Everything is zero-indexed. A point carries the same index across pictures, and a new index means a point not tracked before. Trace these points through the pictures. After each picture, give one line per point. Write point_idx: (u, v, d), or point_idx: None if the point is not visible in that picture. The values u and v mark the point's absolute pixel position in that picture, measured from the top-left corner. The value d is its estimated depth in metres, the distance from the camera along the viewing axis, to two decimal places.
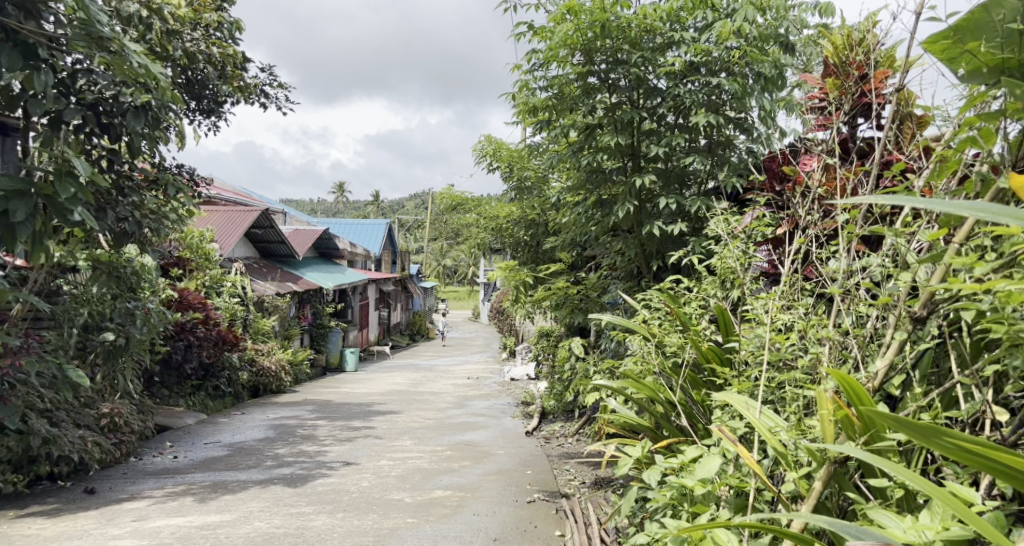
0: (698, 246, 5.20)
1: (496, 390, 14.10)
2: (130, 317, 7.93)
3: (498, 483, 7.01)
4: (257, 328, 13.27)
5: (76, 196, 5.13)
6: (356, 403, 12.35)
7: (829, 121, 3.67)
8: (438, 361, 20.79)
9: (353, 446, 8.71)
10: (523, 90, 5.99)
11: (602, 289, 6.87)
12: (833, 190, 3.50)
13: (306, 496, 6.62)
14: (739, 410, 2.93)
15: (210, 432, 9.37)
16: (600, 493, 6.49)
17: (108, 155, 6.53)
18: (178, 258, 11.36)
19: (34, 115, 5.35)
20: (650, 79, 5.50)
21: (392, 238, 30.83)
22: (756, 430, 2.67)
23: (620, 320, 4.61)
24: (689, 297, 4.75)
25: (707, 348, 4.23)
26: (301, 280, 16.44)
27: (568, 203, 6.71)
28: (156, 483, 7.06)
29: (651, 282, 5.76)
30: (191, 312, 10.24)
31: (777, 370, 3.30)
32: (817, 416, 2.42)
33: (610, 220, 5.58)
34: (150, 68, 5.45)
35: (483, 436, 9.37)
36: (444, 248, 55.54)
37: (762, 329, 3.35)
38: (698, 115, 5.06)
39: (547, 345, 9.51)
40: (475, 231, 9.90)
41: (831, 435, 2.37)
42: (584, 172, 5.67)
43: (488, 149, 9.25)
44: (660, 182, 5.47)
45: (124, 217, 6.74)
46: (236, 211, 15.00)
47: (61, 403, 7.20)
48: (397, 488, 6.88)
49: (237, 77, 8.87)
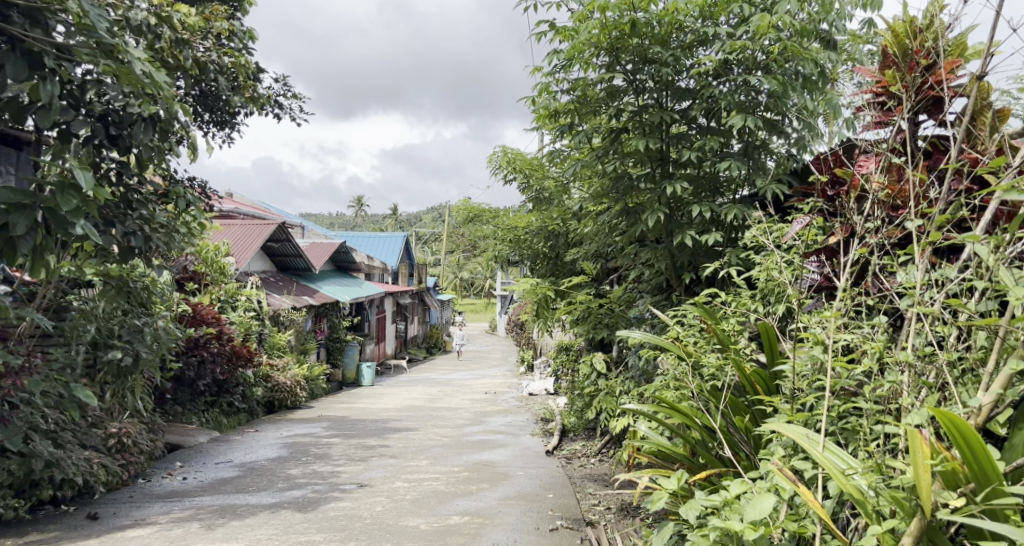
0: (735, 258, 4.85)
1: (515, 405, 13.70)
2: (139, 334, 7.46)
3: (519, 508, 6.64)
4: (273, 343, 12.98)
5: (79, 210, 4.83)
6: (372, 419, 12.01)
7: (890, 118, 3.30)
8: (455, 375, 20.40)
9: (368, 466, 8.39)
10: (544, 91, 5.65)
11: (628, 303, 6.50)
12: (897, 193, 3.17)
13: (317, 523, 6.27)
14: (802, 445, 2.70)
15: (222, 450, 9.05)
16: (628, 520, 6.12)
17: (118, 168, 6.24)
18: (193, 272, 11.16)
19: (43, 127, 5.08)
20: (678, 80, 5.17)
21: (409, 251, 30.66)
22: (832, 472, 2.50)
23: (652, 337, 4.28)
24: (728, 312, 4.41)
25: (752, 371, 3.91)
26: (316, 293, 16.19)
27: (591, 212, 6.38)
28: (163, 508, 6.72)
29: (683, 296, 5.42)
30: (204, 327, 9.94)
31: (837, 398, 3.00)
32: (913, 462, 2.37)
33: (638, 230, 5.25)
34: (156, 76, 5.16)
35: (502, 456, 9.00)
36: (461, 260, 55.20)
37: (820, 351, 3.02)
38: (735, 116, 4.70)
39: (568, 360, 9.14)
40: (493, 243, 9.56)
41: (929, 484, 2.35)
42: (609, 180, 5.35)
43: (504, 160, 8.94)
44: (692, 189, 5.14)
45: (132, 232, 6.30)
46: (251, 225, 14.78)
47: (67, 423, 6.84)
48: (412, 514, 6.52)
49: (248, 86, 8.55)
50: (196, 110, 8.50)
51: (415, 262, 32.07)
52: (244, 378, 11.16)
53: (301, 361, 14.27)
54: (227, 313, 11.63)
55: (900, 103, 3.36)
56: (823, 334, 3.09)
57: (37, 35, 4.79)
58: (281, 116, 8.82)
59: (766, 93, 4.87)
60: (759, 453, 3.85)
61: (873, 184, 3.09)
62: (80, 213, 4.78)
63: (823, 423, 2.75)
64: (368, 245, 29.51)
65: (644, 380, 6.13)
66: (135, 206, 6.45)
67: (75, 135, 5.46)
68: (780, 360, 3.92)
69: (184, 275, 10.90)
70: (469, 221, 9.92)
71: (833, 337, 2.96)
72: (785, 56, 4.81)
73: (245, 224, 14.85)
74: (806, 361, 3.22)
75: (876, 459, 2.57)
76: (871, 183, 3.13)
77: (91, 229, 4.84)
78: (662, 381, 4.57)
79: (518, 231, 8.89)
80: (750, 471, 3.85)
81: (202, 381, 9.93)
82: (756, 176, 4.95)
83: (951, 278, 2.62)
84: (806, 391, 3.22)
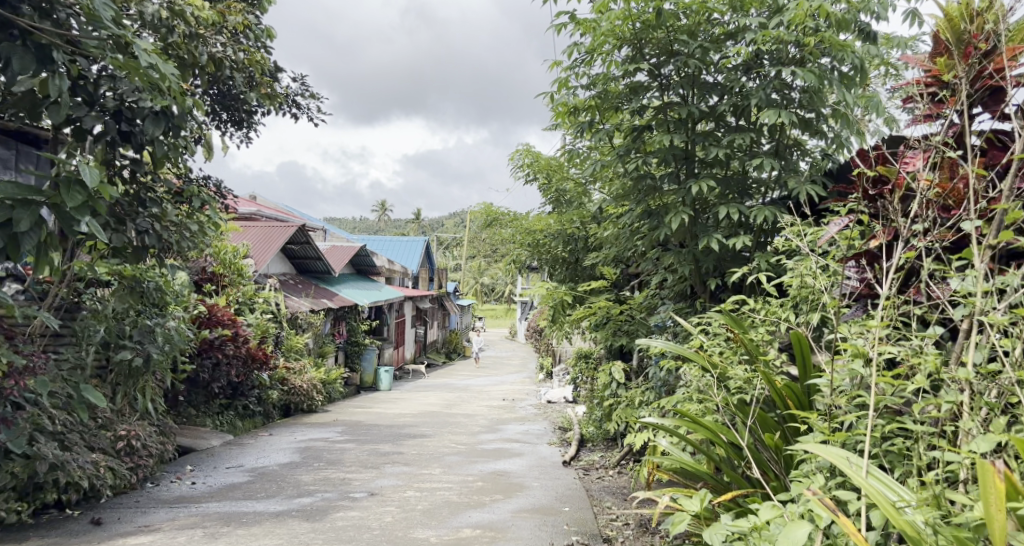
0: (765, 262, 4.58)
1: (532, 413, 13.44)
2: (151, 335, 7.02)
3: (534, 522, 6.37)
4: (290, 345, 12.77)
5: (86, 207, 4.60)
6: (387, 425, 11.81)
7: (940, 112, 3.05)
8: (472, 381, 20.17)
9: (380, 474, 8.14)
10: (563, 87, 5.44)
11: (650, 309, 6.24)
12: (948, 194, 2.93)
13: (324, 533, 5.93)
14: (845, 471, 2.47)
15: (234, 454, 8.73)
16: (647, 538, 5.84)
17: (132, 165, 5.98)
18: (212, 273, 11.04)
19: (52, 120, 4.86)
20: (706, 74, 4.92)
21: (429, 256, 30.55)
22: (883, 504, 2.29)
23: (674, 346, 4.04)
24: (757, 320, 4.14)
25: (783, 385, 3.63)
26: (335, 296, 16.01)
27: (613, 214, 6.13)
28: (169, 514, 6.14)
29: (707, 302, 5.15)
30: (219, 329, 9.69)
31: (882, 417, 2.74)
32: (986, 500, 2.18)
33: (660, 232, 5.01)
34: (163, 69, 4.91)
35: (518, 465, 8.74)
36: (482, 266, 55.02)
37: (863, 364, 2.77)
38: (768, 112, 4.45)
39: (587, 368, 8.87)
40: (512, 247, 9.26)
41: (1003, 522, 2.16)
42: (631, 180, 5.12)
43: (523, 161, 8.67)
44: (720, 190, 4.90)
45: (145, 230, 6.04)
46: (272, 227, 14.60)
47: (74, 424, 6.26)
48: (422, 526, 6.26)
49: (264, 83, 7.88)
50: (214, 110, 7.97)
51: (436, 267, 31.88)
52: (260, 382, 10.85)
53: (319, 365, 14.07)
54: (245, 315, 11.34)
55: (954, 94, 3.09)
56: (865, 346, 2.84)
57: (46, 28, 4.58)
58: (299, 115, 8.36)
59: (800, 89, 4.63)
60: (790, 473, 3.58)
61: (921, 182, 2.84)
62: (85, 210, 4.53)
63: (866, 447, 2.52)
64: (389, 249, 29.36)
65: (666, 392, 5.83)
66: (146, 203, 6.15)
67: (90, 133, 5.35)
68: (814, 374, 3.65)
69: (202, 277, 10.81)
70: (487, 225, 9.45)
71: (878, 349, 2.71)
72: (823, 46, 4.53)
73: (266, 226, 14.67)
74: (845, 374, 2.96)
75: (934, 491, 2.36)
76: (918, 181, 2.89)
77: (98, 227, 4.54)
78: (685, 393, 4.33)
79: (538, 233, 8.65)
80: (780, 492, 3.59)
81: (217, 384, 9.65)
82: (789, 176, 4.72)
83: (1013, 285, 2.38)
84: (846, 407, 2.96)
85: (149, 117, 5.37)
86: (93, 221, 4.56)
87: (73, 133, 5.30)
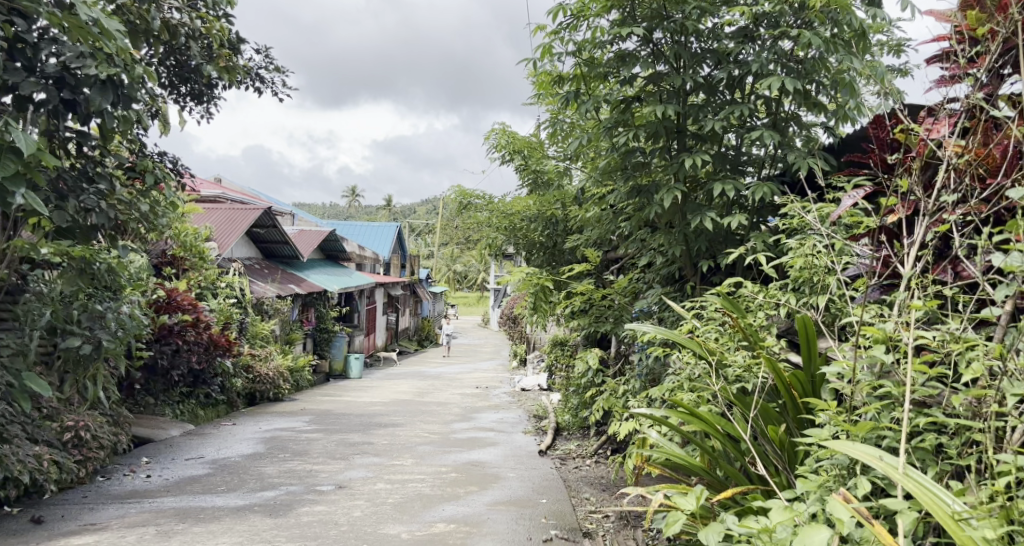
0: (762, 243, 4.29)
1: (506, 401, 13.14)
2: (100, 320, 6.38)
3: (510, 515, 6.06)
4: (256, 332, 12.33)
5: (21, 176, 4.17)
6: (357, 413, 11.43)
7: (969, 71, 2.79)
8: (445, 368, 19.80)
9: (349, 465, 7.79)
10: (545, 55, 5.14)
11: (634, 294, 5.93)
12: (981, 162, 2.67)
13: (288, 530, 5.55)
14: (889, 473, 2.23)
15: (195, 444, 8.31)
16: (628, 532, 5.57)
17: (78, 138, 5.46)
18: (172, 256, 10.55)
19: None
20: (698, 43, 4.64)
21: (401, 242, 30.06)
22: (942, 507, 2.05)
23: (666, 333, 3.73)
24: (756, 303, 3.86)
25: (790, 375, 3.35)
26: (303, 282, 15.56)
27: (595, 194, 5.83)
28: (118, 510, 5.72)
29: (697, 286, 4.86)
30: (179, 314, 9.26)
31: (911, 410, 2.49)
32: None
33: (648, 211, 4.72)
34: (108, 25, 4.47)
35: (492, 455, 8.44)
36: (455, 253, 54.48)
37: (893, 350, 2.51)
38: (767, 79, 4.19)
39: (563, 355, 8.57)
40: (488, 231, 8.91)
41: None
42: (618, 156, 4.83)
43: (500, 140, 8.27)
44: (713, 165, 4.62)
45: (93, 207, 5.56)
46: (238, 210, 14.09)
47: (14, 415, 5.79)
48: (393, 521, 5.91)
49: (224, 55, 7.12)
50: (171, 83, 7.23)
51: (408, 253, 31.40)
52: (223, 369, 10.41)
53: (286, 351, 13.63)
54: (207, 300, 10.86)
55: (983, 53, 2.83)
56: (892, 332, 2.58)
57: None
58: (262, 89, 7.88)
59: (802, 57, 4.38)
60: (795, 469, 3.32)
61: (951, 150, 2.59)
62: (20, 180, 4.09)
63: (903, 447, 2.33)
64: (359, 234, 28.84)
65: (650, 381, 5.54)
66: (93, 178, 5.66)
67: (30, 102, 4.88)
68: (819, 361, 3.36)
69: (162, 260, 10.36)
70: (462, 209, 9.09)
71: (911, 334, 2.46)
72: (829, 10, 4.28)
73: (231, 208, 14.17)
74: (862, 363, 2.69)
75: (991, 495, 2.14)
76: (946, 149, 2.65)
77: (35, 199, 4.12)
78: (676, 381, 4.05)
79: (515, 216, 8.32)
80: (784, 489, 3.33)
81: (177, 371, 9.17)
82: (786, 150, 4.45)
83: None
84: (864, 399, 2.68)
85: (96, 86, 4.90)
86: (31, 193, 4.15)
87: (12, 101, 4.86)
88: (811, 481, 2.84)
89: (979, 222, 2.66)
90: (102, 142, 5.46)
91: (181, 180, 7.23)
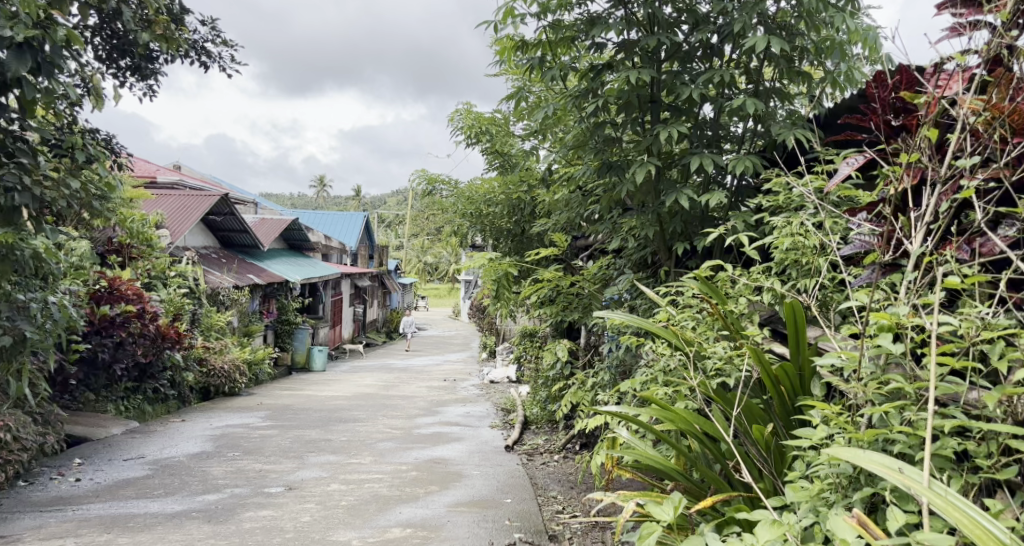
0: (743, 223, 3.92)
1: (474, 394, 12.71)
2: (23, 311, 5.82)
3: (471, 518, 5.65)
4: (210, 324, 11.74)
5: None
6: (317, 408, 10.93)
7: (988, 18, 2.47)
8: (413, 360, 19.32)
9: (302, 464, 7.31)
10: (509, 18, 4.73)
11: (604, 281, 5.52)
12: (1003, 120, 2.34)
13: (225, 539, 5.08)
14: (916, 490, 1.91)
15: (136, 443, 7.78)
16: (597, 534, 5.19)
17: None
18: (118, 244, 9.96)
19: None
20: (673, 5, 4.26)
21: (369, 232, 29.48)
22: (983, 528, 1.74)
23: (637, 321, 3.33)
24: (737, 288, 3.49)
25: (777, 368, 2.98)
26: (263, 272, 14.99)
27: (563, 173, 5.41)
28: (37, 520, 5.22)
29: (673, 272, 4.47)
30: (123, 304, 8.69)
31: (928, 411, 2.16)
32: None
33: (619, 188, 4.32)
34: None
35: (456, 451, 8.01)
36: (425, 243, 53.79)
37: (909, 341, 2.16)
38: (751, 39, 3.82)
39: (532, 346, 8.16)
40: (453, 218, 8.48)
41: None
42: (587, 130, 4.43)
43: (464, 122, 7.85)
44: (689, 139, 4.25)
45: (11, 186, 4.93)
46: (192, 197, 13.49)
47: None
48: (344, 526, 5.47)
49: (163, 22, 6.55)
50: (107, 56, 6.67)
51: (376, 244, 30.81)
52: (172, 363, 9.84)
53: (244, 344, 13.07)
54: (156, 290, 10.28)
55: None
56: (904, 318, 2.22)
57: None
58: (208, 63, 7.34)
59: (793, 17, 4.03)
60: (784, 472, 2.95)
61: (968, 106, 2.27)
62: None
63: (926, 457, 2.01)
64: (326, 224, 28.17)
65: (621, 374, 5.15)
66: (12, 153, 5.04)
67: None
68: (808, 351, 3.00)
69: (108, 247, 9.78)
70: (425, 194, 8.66)
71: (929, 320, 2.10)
72: None
73: (185, 195, 13.57)
74: (866, 355, 2.33)
75: None
76: (961, 107, 2.34)
77: None
78: (648, 375, 3.66)
79: (480, 201, 7.88)
80: (770, 495, 2.95)
81: (120, 365, 8.63)
82: (768, 122, 4.09)
83: None
84: (866, 397, 2.32)
85: (9, 49, 4.30)
86: None
87: None
88: (803, 490, 2.48)
89: (1000, 189, 2.33)
90: (25, 115, 4.84)
91: (116, 158, 6.65)
